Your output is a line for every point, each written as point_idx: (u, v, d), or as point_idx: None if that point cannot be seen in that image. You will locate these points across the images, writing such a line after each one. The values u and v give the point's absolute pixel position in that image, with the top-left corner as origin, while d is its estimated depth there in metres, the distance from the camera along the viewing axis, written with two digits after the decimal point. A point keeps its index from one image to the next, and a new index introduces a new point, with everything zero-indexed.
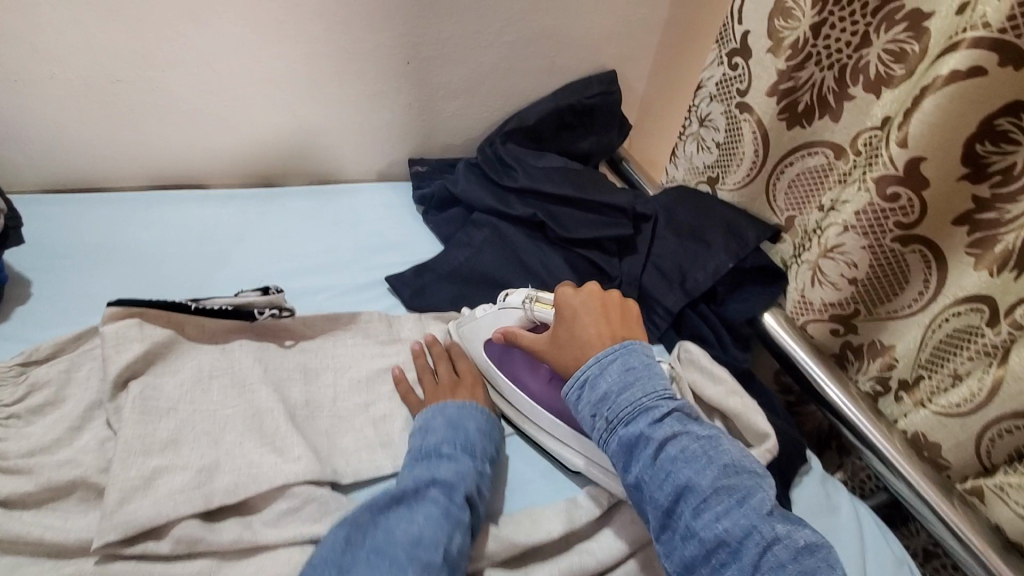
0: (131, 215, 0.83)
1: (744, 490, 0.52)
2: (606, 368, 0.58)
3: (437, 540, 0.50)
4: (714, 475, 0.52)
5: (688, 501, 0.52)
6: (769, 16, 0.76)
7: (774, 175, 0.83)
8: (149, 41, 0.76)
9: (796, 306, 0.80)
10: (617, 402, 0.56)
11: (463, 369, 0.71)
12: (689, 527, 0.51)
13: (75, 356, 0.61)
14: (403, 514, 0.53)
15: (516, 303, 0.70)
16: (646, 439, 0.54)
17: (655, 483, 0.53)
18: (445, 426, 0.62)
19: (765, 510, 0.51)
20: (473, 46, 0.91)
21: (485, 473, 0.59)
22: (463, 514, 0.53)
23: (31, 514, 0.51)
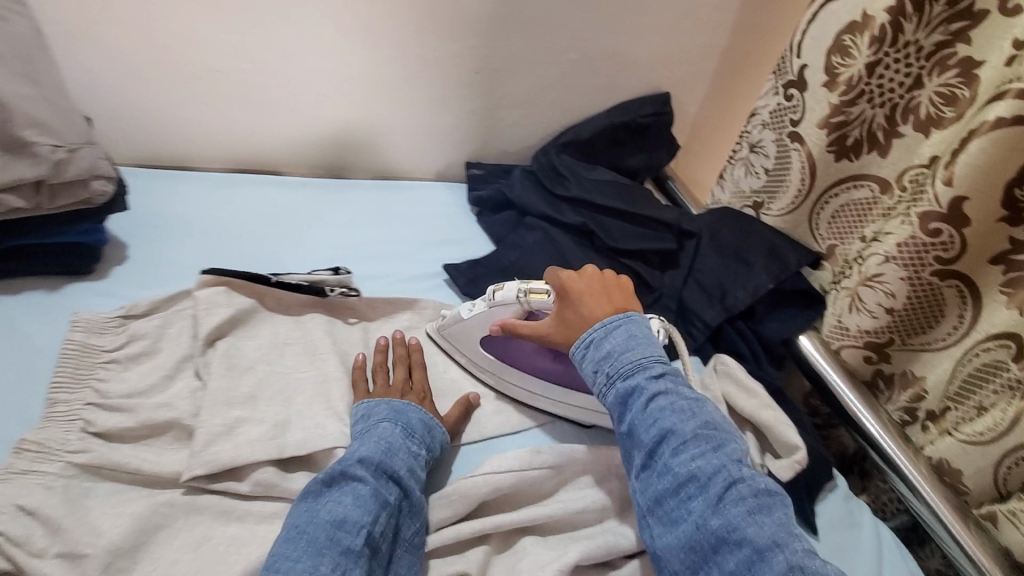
0: (215, 193, 0.90)
1: (720, 439, 0.54)
2: (611, 332, 0.61)
3: (360, 523, 0.50)
4: (697, 423, 0.55)
5: (669, 443, 0.54)
6: (827, 53, 0.80)
7: (819, 205, 0.87)
8: (250, 36, 0.83)
9: (834, 331, 0.84)
10: (617, 357, 0.59)
11: (418, 378, 0.70)
12: (666, 464, 0.53)
13: (169, 314, 0.68)
14: (330, 496, 0.53)
15: (508, 294, 0.71)
16: (640, 389, 0.57)
17: (641, 425, 0.55)
18: (387, 411, 0.63)
19: (736, 457, 0.53)
20: (541, 60, 0.97)
21: (421, 456, 0.60)
22: (390, 496, 0.54)
23: (132, 447, 0.57)
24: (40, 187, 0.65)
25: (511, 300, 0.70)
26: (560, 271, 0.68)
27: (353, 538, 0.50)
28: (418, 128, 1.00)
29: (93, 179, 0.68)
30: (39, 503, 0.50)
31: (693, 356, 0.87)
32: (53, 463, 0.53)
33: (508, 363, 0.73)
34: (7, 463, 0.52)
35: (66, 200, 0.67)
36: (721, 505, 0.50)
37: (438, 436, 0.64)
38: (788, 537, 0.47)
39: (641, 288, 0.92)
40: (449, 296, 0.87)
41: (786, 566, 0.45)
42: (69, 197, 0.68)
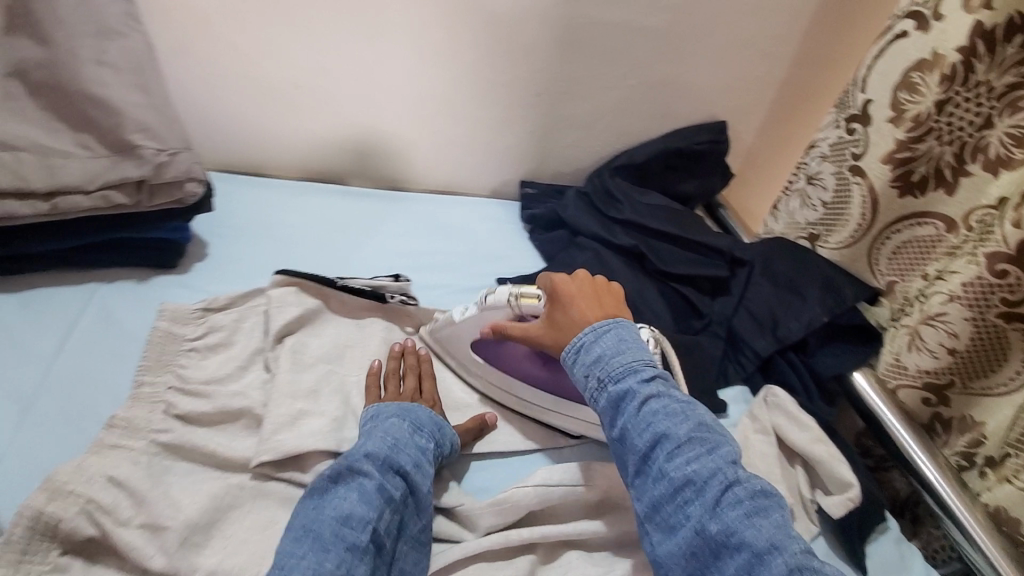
0: (286, 198, 0.95)
1: (714, 441, 0.54)
2: (602, 336, 0.62)
3: (365, 520, 0.51)
4: (691, 426, 0.55)
5: (664, 447, 0.54)
6: (894, 88, 0.80)
7: (880, 240, 0.86)
8: (331, 55, 0.89)
9: (890, 369, 0.82)
10: (608, 362, 0.60)
11: (428, 388, 0.70)
12: (661, 469, 0.54)
13: (244, 310, 0.72)
14: (337, 493, 0.53)
15: (499, 299, 0.70)
16: (632, 393, 0.57)
17: (635, 431, 0.56)
18: (396, 409, 0.64)
19: (730, 459, 0.53)
20: (600, 86, 0.99)
21: (429, 451, 0.61)
22: (395, 492, 0.55)
23: (208, 430, 0.61)
24: (142, 186, 0.72)
25: (501, 303, 0.70)
26: (552, 276, 0.69)
27: (358, 535, 0.51)
28: (478, 145, 1.04)
29: (188, 181, 0.74)
30: (127, 475, 0.54)
31: (741, 386, 0.86)
32: (140, 440, 0.58)
33: (498, 369, 0.73)
34: (100, 436, 0.57)
35: (162, 200, 0.74)
36: (717, 509, 0.50)
37: (448, 434, 0.64)
38: (786, 540, 0.48)
39: (691, 313, 0.92)
40: None
41: (785, 568, 0.46)
42: (165, 196, 0.74)
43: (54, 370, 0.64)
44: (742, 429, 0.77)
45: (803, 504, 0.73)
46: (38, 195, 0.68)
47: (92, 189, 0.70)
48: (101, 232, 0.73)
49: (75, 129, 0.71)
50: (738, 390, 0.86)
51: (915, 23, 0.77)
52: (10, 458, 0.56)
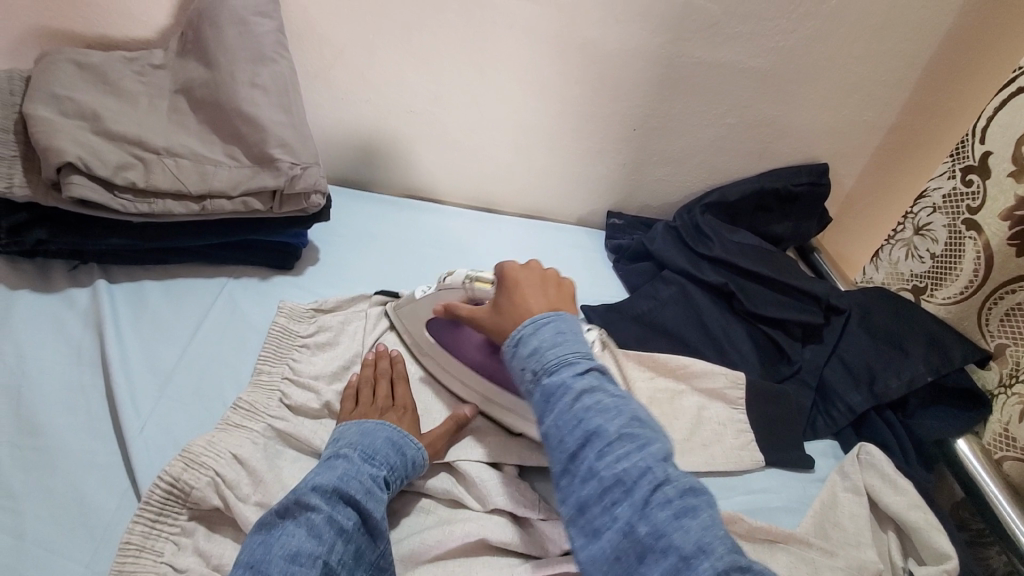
0: (388, 213, 1.02)
1: (647, 438, 0.49)
2: (540, 328, 0.57)
3: (314, 555, 0.50)
4: (623, 422, 0.50)
5: (593, 445, 0.49)
6: (1017, 143, 0.75)
7: (990, 300, 0.80)
8: (443, 84, 0.95)
9: (996, 439, 0.77)
10: (542, 354, 0.55)
11: (401, 394, 0.69)
12: (591, 468, 0.48)
13: (349, 314, 0.79)
14: (284, 529, 0.51)
15: (455, 280, 0.70)
16: (565, 388, 0.52)
17: (565, 428, 0.50)
18: (355, 434, 0.62)
19: (661, 456, 0.48)
20: (696, 123, 1.00)
21: (382, 479, 0.58)
22: (346, 522, 0.53)
23: (314, 423, 0.66)
24: (276, 195, 0.80)
25: (457, 285, 0.70)
26: (505, 262, 0.66)
27: (307, 571, 0.49)
28: (568, 172, 1.07)
29: (313, 193, 0.82)
30: (248, 455, 0.59)
31: (830, 439, 0.83)
32: (258, 422, 0.64)
33: (448, 348, 0.73)
34: (227, 415, 0.64)
35: (291, 208, 0.82)
36: (646, 510, 0.45)
37: (407, 455, 0.62)
38: (715, 541, 0.43)
39: (779, 358, 0.89)
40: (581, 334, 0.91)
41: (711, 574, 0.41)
42: (293, 205, 0.82)
43: (189, 352, 0.72)
44: (830, 485, 0.74)
45: (894, 571, 0.68)
46: (190, 197, 0.77)
47: (234, 194, 0.78)
48: (236, 232, 0.82)
49: (225, 141, 0.81)
50: (826, 443, 0.82)
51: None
52: (150, 425, 0.64)
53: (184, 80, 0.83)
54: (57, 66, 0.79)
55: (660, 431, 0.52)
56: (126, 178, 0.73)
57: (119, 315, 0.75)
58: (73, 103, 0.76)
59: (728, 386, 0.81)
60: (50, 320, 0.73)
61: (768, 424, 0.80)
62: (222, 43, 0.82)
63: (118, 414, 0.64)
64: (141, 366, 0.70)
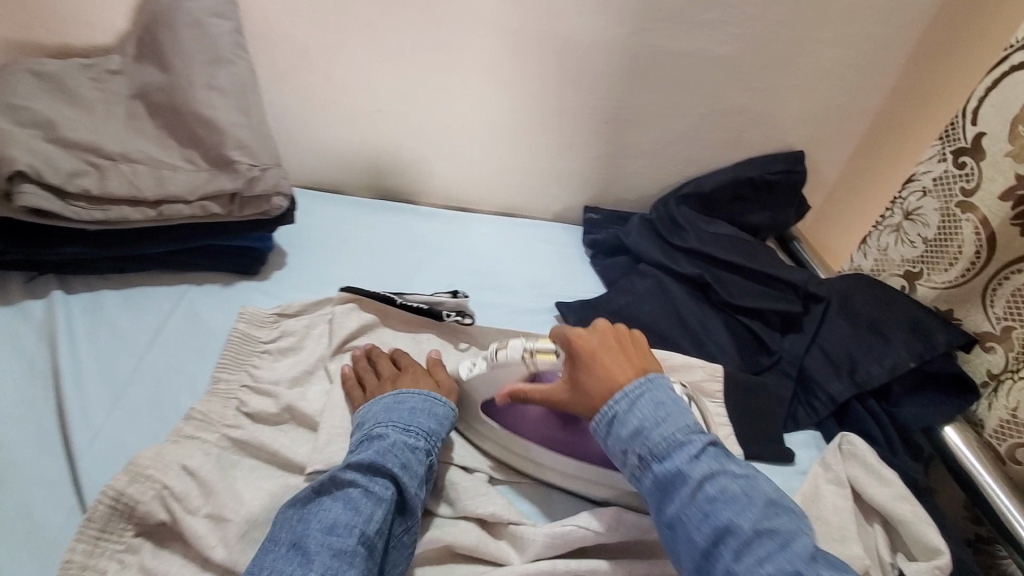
0: (359, 214, 1.00)
1: (788, 533, 0.51)
2: (635, 403, 0.59)
3: (352, 526, 0.52)
4: (755, 516, 0.52)
5: (728, 543, 0.51)
6: (1013, 121, 0.72)
7: (994, 282, 0.76)
8: (410, 83, 0.94)
9: (998, 429, 0.74)
10: (646, 435, 0.57)
11: (405, 362, 0.70)
12: (729, 569, 0.50)
13: (313, 317, 0.76)
14: (321, 504, 0.53)
15: (512, 356, 0.64)
16: (684, 476, 0.55)
17: (692, 522, 0.53)
18: (380, 412, 0.63)
19: (805, 552, 0.49)
20: (669, 113, 0.99)
21: (419, 450, 0.60)
22: (385, 492, 0.55)
23: (272, 430, 0.64)
24: (234, 198, 0.79)
25: (514, 361, 0.64)
26: (566, 331, 0.63)
27: (345, 540, 0.51)
28: (541, 168, 1.05)
29: (275, 195, 0.80)
30: (199, 465, 0.57)
31: (811, 430, 0.81)
32: (213, 433, 0.62)
33: (511, 429, 0.68)
34: (179, 426, 0.62)
35: (252, 211, 0.80)
36: None
37: (438, 425, 0.64)
38: None
39: (758, 348, 0.87)
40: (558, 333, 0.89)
41: None
42: (254, 207, 0.80)
43: (145, 361, 0.70)
44: (811, 477, 0.71)
45: (881, 567, 0.66)
46: (146, 202, 0.76)
47: (191, 199, 0.77)
48: (196, 238, 0.81)
49: (183, 145, 0.79)
50: (808, 433, 0.80)
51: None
52: (102, 437, 0.62)
53: (141, 84, 0.82)
54: (10, 75, 0.77)
55: (796, 516, 0.53)
56: (79, 186, 0.72)
57: (74, 323, 0.73)
58: (28, 111, 0.74)
59: (706, 378, 0.79)
60: (4, 333, 0.70)
61: (747, 418, 0.78)
62: (179, 47, 0.80)
63: (67, 428, 0.62)
64: (95, 378, 0.68)
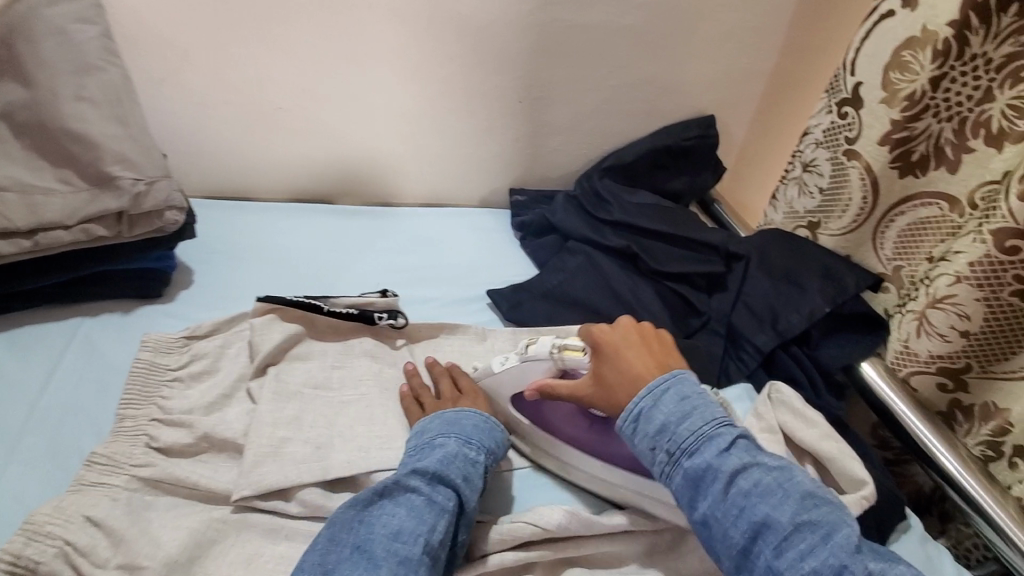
0: (272, 221, 0.95)
1: (827, 525, 0.50)
2: (660, 400, 0.58)
3: (417, 533, 0.51)
4: (792, 509, 0.51)
5: (767, 539, 0.50)
6: (885, 69, 0.76)
7: (881, 225, 0.82)
8: (310, 77, 0.89)
9: (898, 356, 0.78)
10: (673, 429, 0.56)
11: (465, 385, 0.70)
12: (771, 566, 0.49)
13: (228, 335, 0.71)
14: (384, 508, 0.52)
15: (541, 351, 0.67)
16: (716, 472, 0.53)
17: (728, 519, 0.52)
18: (440, 425, 0.62)
19: (851, 546, 0.49)
20: (582, 88, 0.98)
21: (479, 464, 0.59)
22: (447, 502, 0.54)
23: (189, 462, 0.60)
24: (122, 217, 0.72)
25: (545, 357, 0.67)
26: (592, 326, 0.65)
27: (411, 547, 0.50)
28: (461, 155, 1.02)
29: (168, 210, 0.74)
30: (105, 514, 0.53)
31: (743, 384, 0.81)
32: (120, 476, 0.58)
33: (540, 427, 0.69)
34: (81, 474, 0.57)
35: (144, 229, 0.74)
36: None
37: (494, 438, 0.64)
38: None
39: (688, 312, 0.89)
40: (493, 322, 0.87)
41: None
42: (146, 225, 0.74)
43: (38, 407, 0.64)
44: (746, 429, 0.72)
45: None
46: (19, 232, 0.68)
47: (71, 223, 0.70)
48: (85, 266, 0.74)
49: (57, 165, 0.72)
50: (739, 386, 0.80)
51: (902, 1, 0.73)
52: None
53: None
54: None
55: (835, 506, 0.52)
56: None
57: None
58: None
59: None
60: None
61: None
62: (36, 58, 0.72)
63: None
64: None
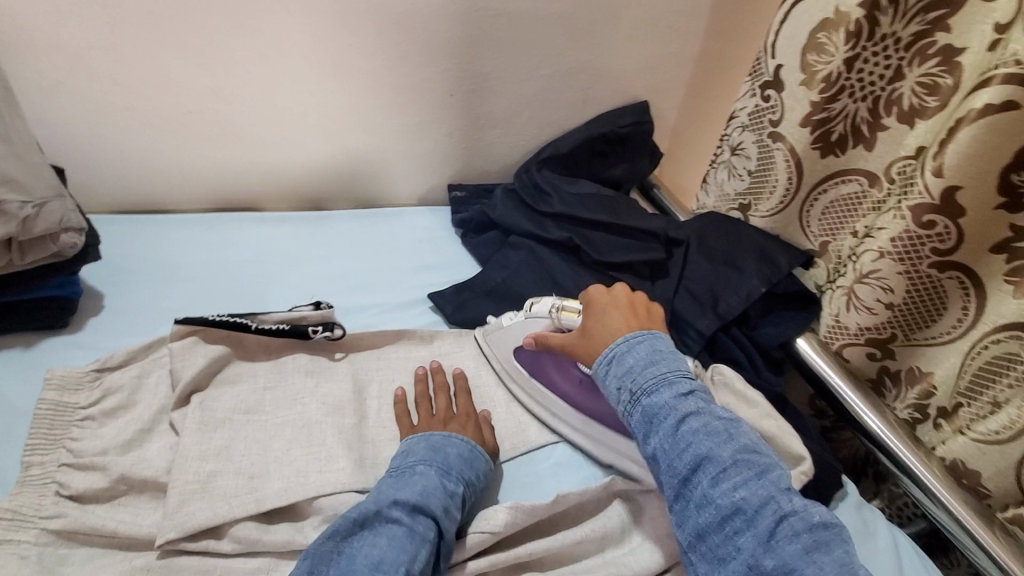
0: (193, 235, 0.89)
1: (763, 465, 0.52)
2: (633, 348, 0.60)
3: (397, 564, 0.49)
4: (734, 449, 0.53)
5: (706, 471, 0.52)
6: (803, 51, 0.78)
7: (808, 202, 0.84)
8: (221, 77, 0.83)
9: (831, 331, 0.81)
10: (638, 369, 0.58)
11: (463, 403, 0.68)
12: (707, 495, 0.51)
13: (146, 363, 0.67)
14: (364, 539, 0.51)
15: (542, 309, 0.72)
16: (671, 411, 0.55)
17: (675, 452, 0.53)
18: (424, 449, 0.60)
19: (782, 485, 0.51)
20: (514, 78, 0.96)
21: (459, 495, 0.57)
22: (428, 532, 0.52)
23: (105, 508, 0.56)
24: (12, 244, 0.66)
25: (544, 314, 0.71)
26: (591, 287, 0.68)
27: None
28: (395, 152, 0.98)
29: (63, 233, 0.68)
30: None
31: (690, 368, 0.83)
32: (29, 530, 0.53)
33: (534, 374, 0.73)
34: None
35: (38, 255, 0.68)
36: (773, 541, 0.47)
37: (478, 466, 0.61)
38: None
39: None
40: (436, 323, 0.85)
41: None
42: (40, 251, 0.68)
43: None
44: None
45: None
46: None
47: None
48: None
49: None
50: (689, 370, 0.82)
51: None
52: None
53: None
54: None
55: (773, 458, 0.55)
56: None
57: None
58: None
59: None
60: None
61: None
62: None
63: None
64: None
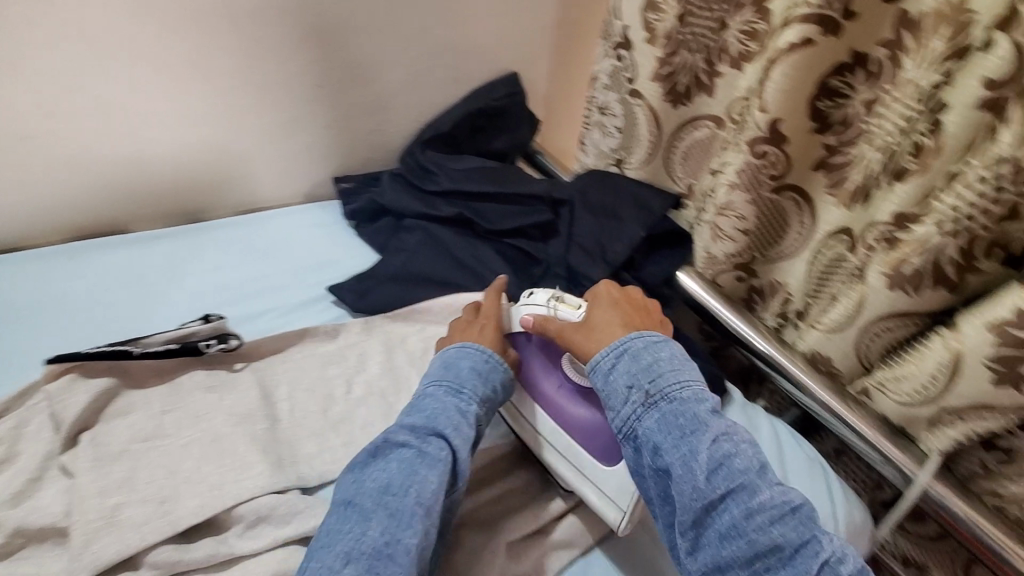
0: (56, 268, 0.81)
1: (794, 499, 0.55)
2: (659, 356, 0.61)
3: (405, 486, 0.53)
4: (766, 483, 0.55)
5: (739, 501, 0.53)
6: (642, 11, 0.85)
7: (671, 149, 0.93)
8: (58, 97, 0.76)
9: (704, 263, 0.88)
10: (662, 378, 0.59)
11: (487, 312, 0.73)
12: (740, 528, 0.52)
13: (21, 413, 0.61)
14: (376, 467, 0.55)
15: (541, 298, 0.72)
16: (703, 435, 0.56)
17: (708, 476, 0.54)
18: (439, 370, 0.65)
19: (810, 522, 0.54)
20: (382, 63, 0.96)
21: (471, 412, 0.61)
22: (440, 451, 0.56)
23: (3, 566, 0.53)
24: None
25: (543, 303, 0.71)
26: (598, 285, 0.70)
27: (401, 501, 0.53)
28: (270, 152, 0.95)
29: None
30: None
31: None
32: None
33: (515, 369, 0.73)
34: None
35: None
36: None
37: (491, 380, 0.65)
38: None
39: (529, 261, 0.94)
40: (341, 317, 0.86)
41: None
42: None
43: None
44: None
45: None
46: None
47: None
48: None
49: None
50: None
51: None
52: None
53: None
54: None
55: None
56: None
57: None
58: None
59: None
60: None
61: None
62: None
63: None
64: None
